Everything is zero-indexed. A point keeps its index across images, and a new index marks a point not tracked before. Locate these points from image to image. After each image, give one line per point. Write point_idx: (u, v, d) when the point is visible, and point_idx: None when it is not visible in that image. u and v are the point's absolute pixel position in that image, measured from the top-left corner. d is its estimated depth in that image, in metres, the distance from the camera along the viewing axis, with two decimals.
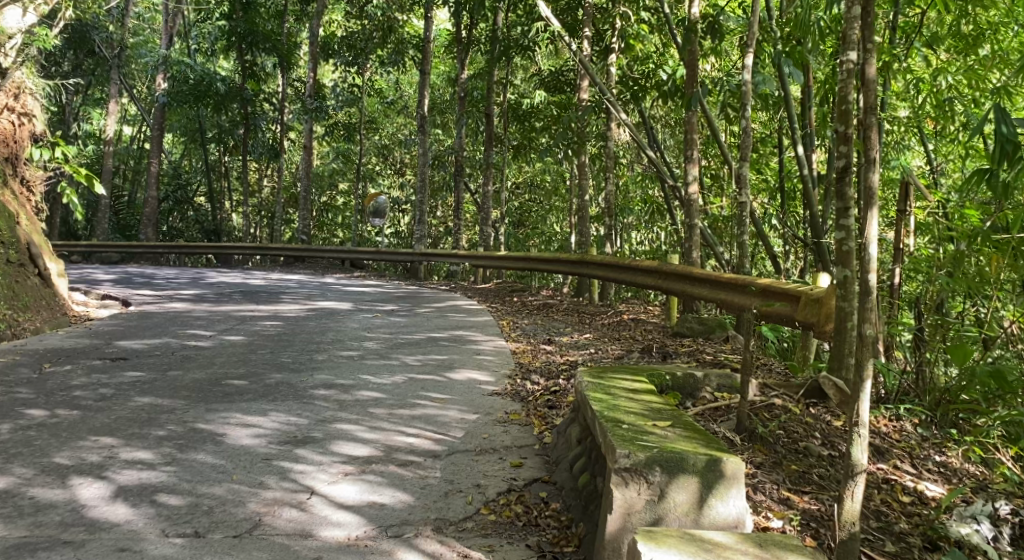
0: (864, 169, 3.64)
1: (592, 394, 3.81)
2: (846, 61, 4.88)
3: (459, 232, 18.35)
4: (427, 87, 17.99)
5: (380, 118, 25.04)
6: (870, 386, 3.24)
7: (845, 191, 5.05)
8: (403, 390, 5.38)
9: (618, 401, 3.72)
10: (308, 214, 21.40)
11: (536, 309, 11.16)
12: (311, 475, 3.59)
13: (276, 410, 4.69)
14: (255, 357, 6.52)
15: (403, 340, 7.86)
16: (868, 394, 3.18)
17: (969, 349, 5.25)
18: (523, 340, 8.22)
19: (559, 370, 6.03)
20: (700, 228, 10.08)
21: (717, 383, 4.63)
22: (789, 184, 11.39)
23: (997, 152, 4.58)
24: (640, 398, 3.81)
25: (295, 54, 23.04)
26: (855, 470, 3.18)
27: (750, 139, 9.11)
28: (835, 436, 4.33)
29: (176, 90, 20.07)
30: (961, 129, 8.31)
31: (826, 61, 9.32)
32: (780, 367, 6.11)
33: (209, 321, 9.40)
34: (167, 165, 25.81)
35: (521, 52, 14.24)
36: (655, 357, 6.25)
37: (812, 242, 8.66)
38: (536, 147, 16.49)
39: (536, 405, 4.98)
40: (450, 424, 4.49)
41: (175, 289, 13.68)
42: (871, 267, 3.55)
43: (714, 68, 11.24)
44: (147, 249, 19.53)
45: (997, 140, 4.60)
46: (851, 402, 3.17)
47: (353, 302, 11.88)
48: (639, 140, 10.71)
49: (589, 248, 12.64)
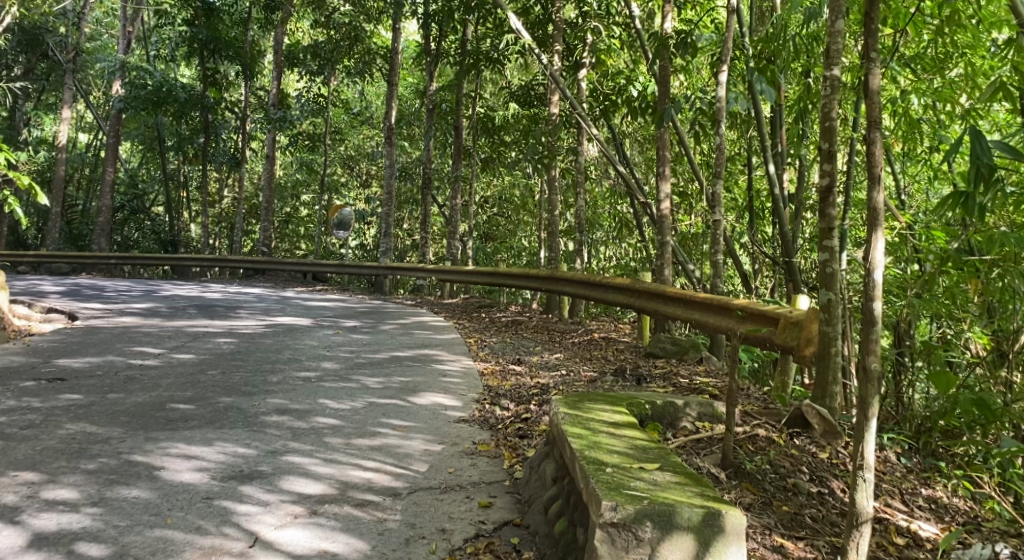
0: (867, 189, 3.42)
1: (568, 428, 3.52)
2: (830, 78, 5.11)
3: (426, 246, 17.98)
4: (395, 98, 17.64)
5: (346, 129, 24.59)
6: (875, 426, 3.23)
7: (827, 211, 4.86)
8: (362, 417, 5.01)
9: (599, 436, 3.44)
10: (269, 226, 20.88)
11: (504, 326, 10.86)
12: (255, 517, 3.23)
13: (223, 440, 4.31)
14: (205, 378, 6.11)
15: (365, 359, 7.49)
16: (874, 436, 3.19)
17: (954, 375, 4.74)
18: (491, 359, 7.90)
19: (530, 395, 5.72)
20: (671, 246, 9.87)
21: (698, 410, 4.33)
22: (758, 203, 11.26)
23: (973, 174, 4.27)
24: (623, 433, 3.52)
25: (259, 62, 22.54)
26: (859, 520, 3.21)
27: (723, 157, 8.89)
28: (823, 471, 4.07)
29: (133, 96, 19.42)
30: (930, 150, 8.22)
31: (797, 80, 9.17)
32: (757, 392, 5.82)
33: (159, 337, 8.92)
34: (123, 173, 25.08)
35: (489, 65, 13.94)
36: (629, 380, 5.97)
37: (783, 261, 8.48)
38: (505, 161, 16.24)
39: (506, 434, 4.66)
40: (411, 457, 4.14)
41: (126, 301, 13.13)
42: (876, 294, 3.34)
43: (685, 86, 11.09)
44: (99, 260, 18.85)
45: (974, 162, 4.29)
46: (857, 449, 3.18)
47: (313, 318, 11.46)
48: (609, 155, 10.48)
49: (558, 264, 12.37)
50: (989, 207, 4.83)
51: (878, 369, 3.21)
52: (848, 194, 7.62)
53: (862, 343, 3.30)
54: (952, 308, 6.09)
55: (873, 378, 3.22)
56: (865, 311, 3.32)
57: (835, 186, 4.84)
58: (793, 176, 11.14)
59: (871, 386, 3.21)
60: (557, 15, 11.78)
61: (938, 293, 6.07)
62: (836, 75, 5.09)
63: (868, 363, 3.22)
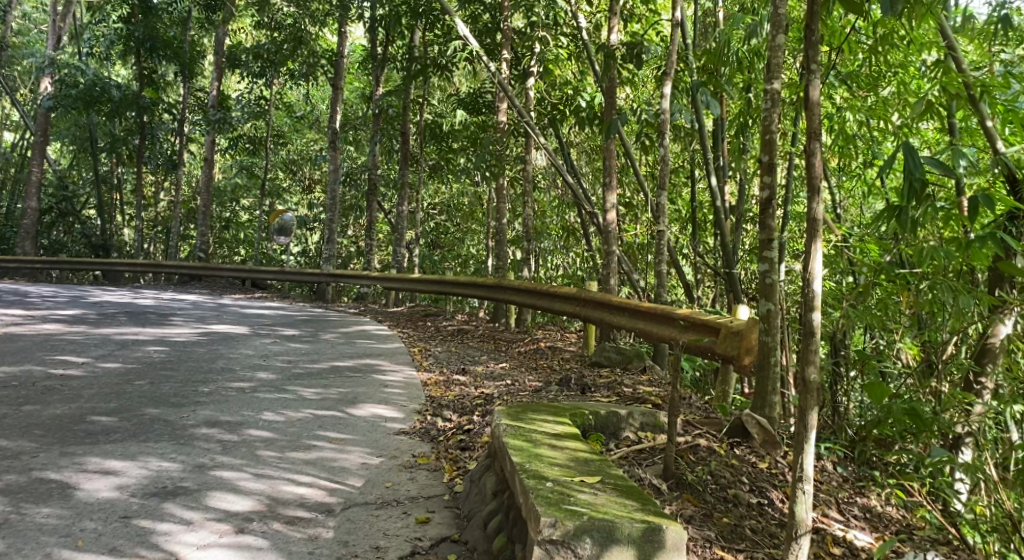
0: (807, 198, 3.43)
1: (509, 441, 3.45)
2: (772, 90, 5.15)
3: (370, 253, 17.74)
4: (339, 103, 17.41)
5: (290, 133, 24.09)
6: (813, 438, 3.24)
7: (769, 222, 4.94)
8: (297, 429, 4.88)
9: (541, 448, 3.38)
10: (207, 230, 20.35)
11: (450, 335, 10.74)
12: (175, 537, 3.07)
13: (146, 455, 4.15)
14: (130, 391, 5.90)
15: (303, 370, 7.32)
16: (812, 448, 3.20)
17: (887, 386, 4.83)
18: (434, 368, 7.79)
19: (472, 405, 5.64)
20: (616, 255, 9.89)
21: (640, 420, 4.30)
22: (700, 214, 11.40)
23: (906, 190, 4.35)
24: (565, 445, 3.46)
25: (198, 63, 21.96)
26: (798, 533, 3.22)
27: (668, 168, 8.93)
28: (763, 481, 4.08)
29: (63, 94, 18.74)
30: (865, 164, 8.41)
31: (737, 94, 9.29)
32: (699, 401, 5.83)
33: (84, 346, 8.62)
34: (52, 174, 24.28)
35: (436, 71, 13.82)
36: (573, 389, 5.95)
37: (724, 271, 8.57)
38: (453, 168, 16.06)
39: (447, 446, 4.56)
40: (348, 471, 4.02)
41: (51, 308, 12.69)
42: (815, 304, 3.36)
43: (631, 97, 11.17)
44: (25, 265, 18.16)
45: (908, 177, 4.38)
46: (796, 460, 3.20)
47: (251, 326, 11.18)
48: (557, 164, 10.50)
49: (504, 272, 12.31)
50: (921, 221, 4.98)
51: (817, 379, 3.21)
52: (786, 206, 7.75)
53: (802, 351, 3.29)
54: (885, 319, 6.24)
55: (813, 388, 3.21)
56: (805, 321, 3.31)
57: (776, 198, 4.92)
58: (735, 190, 11.29)
59: (810, 397, 3.21)
60: (505, 24, 11.75)
61: (871, 304, 6.21)
62: (776, 89, 5.15)
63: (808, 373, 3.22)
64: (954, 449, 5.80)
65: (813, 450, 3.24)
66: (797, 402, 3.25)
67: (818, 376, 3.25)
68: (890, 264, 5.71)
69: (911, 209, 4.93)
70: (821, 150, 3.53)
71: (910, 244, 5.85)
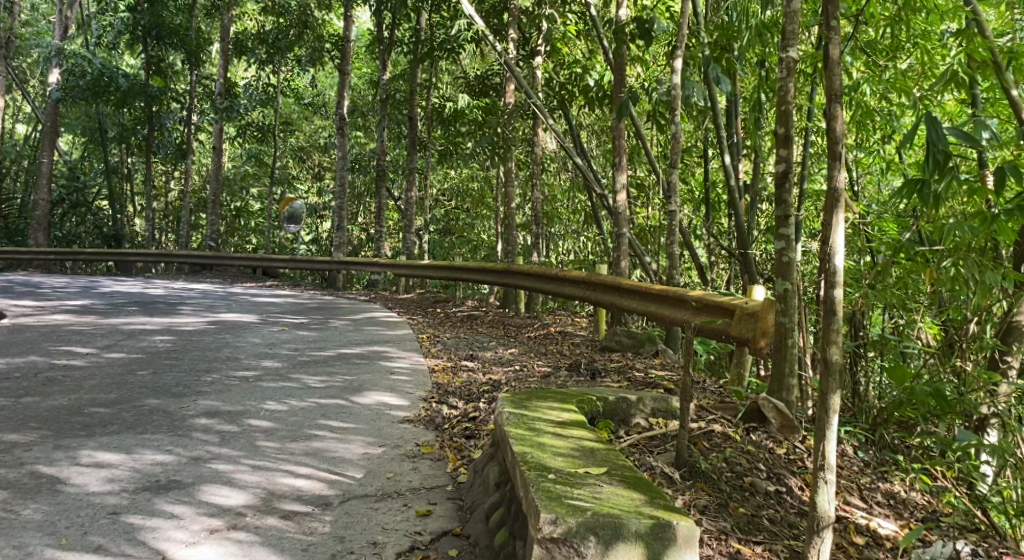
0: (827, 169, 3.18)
1: (511, 429, 3.29)
2: (787, 59, 4.91)
3: (381, 241, 17.58)
4: (346, 89, 17.21)
5: (298, 120, 23.94)
6: (837, 423, 3.05)
7: (785, 197, 4.74)
8: (299, 419, 4.75)
9: (545, 438, 3.21)
10: (217, 219, 20.29)
11: (459, 321, 10.60)
12: (163, 534, 2.93)
13: (143, 447, 4.03)
14: (132, 381, 5.80)
15: (308, 357, 7.20)
16: (835, 432, 3.02)
17: (909, 367, 4.66)
18: (443, 354, 7.66)
19: (480, 392, 5.50)
20: (628, 238, 9.68)
21: (652, 406, 4.14)
22: (713, 195, 11.16)
23: (928, 163, 4.09)
24: (570, 434, 3.29)
25: (206, 50, 21.77)
26: (820, 526, 3.04)
27: (679, 148, 8.67)
28: (780, 469, 3.93)
29: (71, 85, 18.67)
30: (882, 140, 8.14)
31: (750, 70, 9.06)
32: (713, 385, 5.66)
33: (90, 336, 8.56)
34: (64, 165, 24.27)
35: (443, 53, 13.59)
36: (584, 375, 5.80)
37: (739, 253, 8.34)
38: (462, 152, 15.86)
39: (452, 435, 4.40)
40: (348, 462, 3.89)
41: (61, 299, 12.68)
42: (838, 281, 3.13)
43: (642, 76, 10.93)
44: (38, 256, 18.21)
45: (930, 149, 4.13)
46: (818, 447, 3.01)
47: (260, 315, 11.09)
48: (566, 147, 10.27)
49: (515, 257, 12.13)
50: (944, 195, 4.75)
51: (840, 360, 3.03)
52: (802, 184, 7.51)
53: (823, 331, 3.10)
54: (905, 299, 6.04)
55: (835, 369, 3.02)
56: (826, 298, 3.12)
57: (792, 171, 4.73)
58: (748, 169, 11.05)
59: (832, 380, 3.02)
60: (512, 3, 11.50)
61: (890, 283, 6.01)
62: (792, 57, 4.88)
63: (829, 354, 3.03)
64: (979, 430, 5.61)
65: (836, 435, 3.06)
66: (818, 385, 3.07)
67: (841, 356, 3.06)
68: (910, 242, 5.48)
69: (933, 182, 4.68)
70: (841, 115, 3.26)
71: (930, 221, 5.63)
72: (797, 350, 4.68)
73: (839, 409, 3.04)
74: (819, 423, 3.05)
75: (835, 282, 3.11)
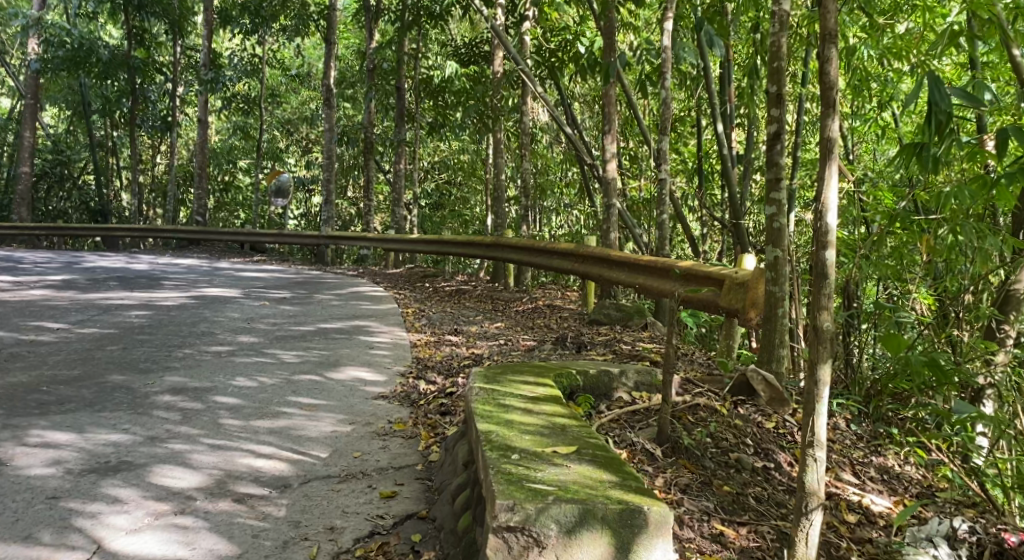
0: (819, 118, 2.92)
1: (479, 406, 3.10)
2: (780, 15, 4.66)
3: (370, 214, 17.29)
4: (333, 60, 16.84)
5: (285, 93, 23.55)
6: (827, 393, 2.85)
7: (776, 160, 4.52)
8: (269, 395, 4.55)
9: (514, 415, 3.02)
10: (203, 194, 19.98)
11: (447, 295, 10.40)
12: (103, 520, 2.74)
13: (98, 426, 3.83)
14: (99, 356, 5.61)
15: (286, 332, 6.99)
16: (826, 402, 2.82)
17: (905, 337, 4.47)
18: (427, 329, 7.46)
19: (459, 367, 5.30)
20: (618, 209, 9.44)
21: (635, 380, 3.96)
22: (706, 164, 10.92)
23: (929, 124, 3.87)
24: (541, 410, 3.09)
25: (189, 20, 21.29)
26: (809, 506, 2.84)
27: (670, 115, 8.37)
28: (769, 443, 3.75)
29: (50, 56, 18.27)
30: (880, 107, 7.90)
31: (743, 33, 8.77)
32: (702, 359, 5.49)
33: (66, 311, 8.35)
34: (47, 139, 23.90)
35: (429, 20, 13.22)
36: (569, 349, 5.61)
37: (731, 223, 8.10)
38: (450, 123, 15.56)
39: (427, 411, 4.20)
40: (314, 441, 3.69)
41: (41, 273, 12.46)
42: (828, 242, 2.93)
43: (634, 42, 10.64)
44: (21, 232, 17.95)
45: (930, 108, 3.90)
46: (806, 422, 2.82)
47: (243, 289, 10.88)
48: (555, 116, 9.98)
49: (504, 230, 11.89)
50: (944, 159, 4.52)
51: (831, 328, 2.81)
52: (797, 152, 7.29)
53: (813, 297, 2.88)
54: (901, 268, 5.84)
55: (825, 337, 2.81)
56: (817, 261, 2.91)
57: (784, 133, 4.51)
58: (742, 138, 10.77)
59: (823, 348, 2.81)
60: None
61: (886, 253, 5.82)
62: (784, 11, 4.69)
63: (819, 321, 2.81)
64: (976, 401, 5.43)
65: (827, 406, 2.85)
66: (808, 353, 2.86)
67: (833, 324, 2.85)
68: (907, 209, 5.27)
69: (933, 145, 4.45)
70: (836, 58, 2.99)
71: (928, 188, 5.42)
72: (789, 321, 4.48)
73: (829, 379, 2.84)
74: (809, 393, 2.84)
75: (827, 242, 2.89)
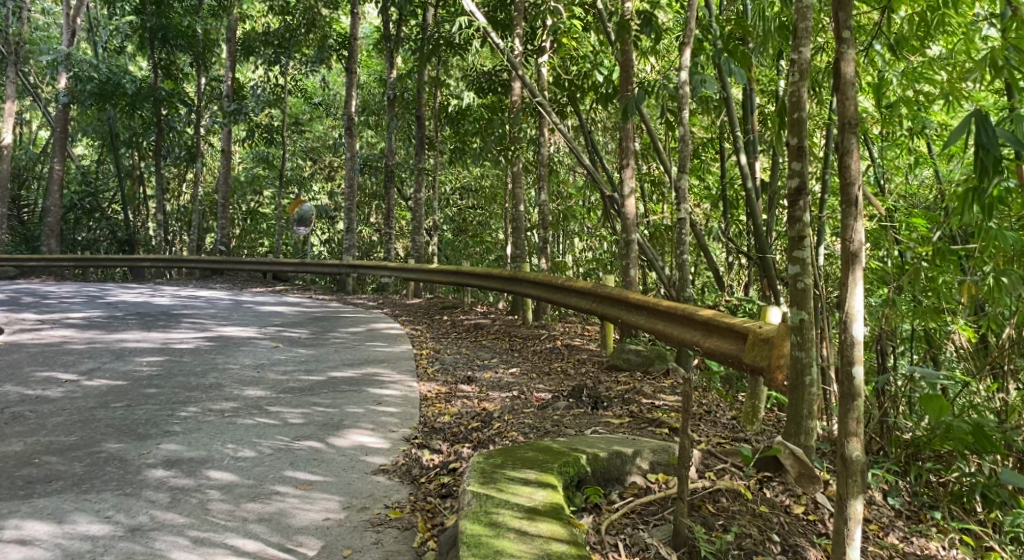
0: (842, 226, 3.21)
1: (470, 532, 2.90)
2: (800, 62, 4.36)
3: (392, 242, 17.11)
4: (354, 88, 16.70)
5: (308, 121, 23.59)
6: (859, 530, 3.08)
7: (799, 216, 4.17)
8: (266, 468, 4.33)
9: (509, 545, 2.82)
10: (227, 223, 19.98)
11: (464, 332, 10.16)
12: None
13: (79, 514, 3.65)
14: (98, 418, 5.43)
15: (295, 383, 6.77)
16: (857, 539, 3.06)
17: (946, 400, 4.15)
18: (440, 376, 7.21)
19: (467, 432, 5.03)
20: (638, 243, 9.11)
21: (650, 460, 3.73)
22: (732, 191, 10.50)
23: (981, 162, 3.50)
24: (536, 531, 2.91)
25: (213, 51, 21.44)
26: None
27: (690, 147, 7.98)
28: (797, 537, 3.45)
29: (79, 90, 18.48)
30: (912, 135, 7.61)
31: (767, 60, 8.38)
32: (727, 419, 5.15)
33: (79, 356, 8.24)
34: (77, 169, 24.18)
35: (448, 50, 12.99)
36: (585, 405, 5.33)
37: (757, 257, 7.63)
38: (470, 152, 15.38)
39: (427, 492, 3.94)
40: (304, 533, 3.47)
41: (64, 310, 12.44)
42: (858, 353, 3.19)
43: (654, 68, 10.32)
44: (48, 263, 18.10)
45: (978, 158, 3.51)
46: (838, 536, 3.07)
47: (259, 327, 10.73)
48: (573, 148, 9.67)
49: (523, 261, 11.59)
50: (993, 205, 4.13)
51: (860, 460, 3.05)
52: (822, 183, 6.86)
53: (840, 423, 3.12)
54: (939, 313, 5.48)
55: (855, 470, 3.04)
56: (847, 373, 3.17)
57: (807, 188, 4.14)
58: (767, 164, 10.40)
59: (853, 483, 3.04)
60: None
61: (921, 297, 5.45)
62: (805, 58, 4.36)
63: (848, 452, 3.06)
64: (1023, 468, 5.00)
65: (858, 543, 3.08)
66: (838, 486, 3.08)
67: (861, 455, 3.08)
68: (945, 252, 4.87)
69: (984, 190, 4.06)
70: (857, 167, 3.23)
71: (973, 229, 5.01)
72: (819, 390, 4.10)
73: (861, 517, 3.06)
74: (841, 532, 3.07)
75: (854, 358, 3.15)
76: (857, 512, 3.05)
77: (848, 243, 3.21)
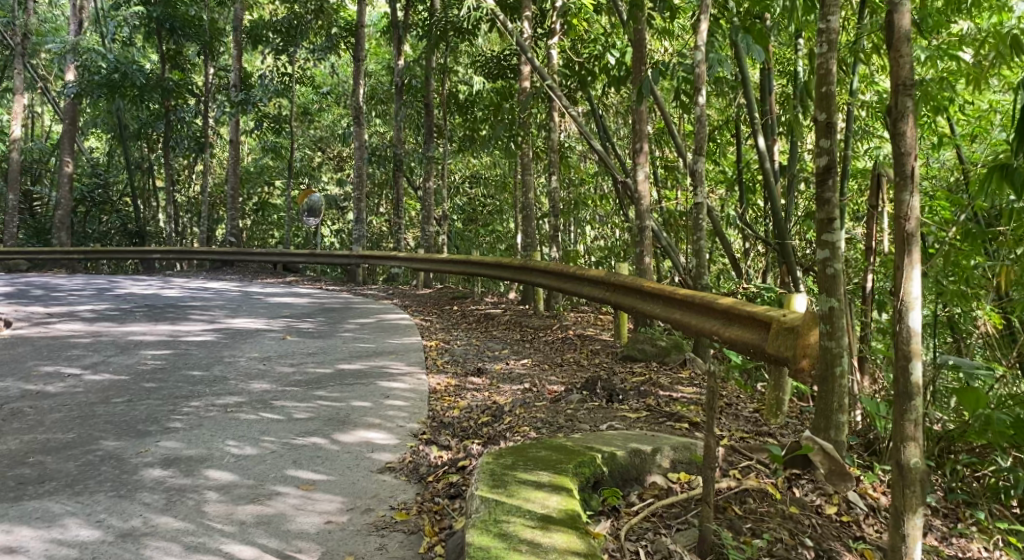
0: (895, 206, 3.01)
1: (478, 544, 2.70)
2: (828, 32, 4.12)
3: (402, 231, 16.88)
4: (362, 75, 16.43)
5: (316, 110, 23.38)
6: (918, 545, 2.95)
7: (828, 196, 3.90)
8: (267, 466, 4.14)
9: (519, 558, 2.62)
10: (236, 214, 19.79)
11: (475, 323, 9.94)
12: None
13: (69, 518, 3.47)
14: (98, 414, 5.26)
15: (301, 376, 6.57)
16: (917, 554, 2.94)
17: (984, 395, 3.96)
18: (449, 368, 7.00)
19: (477, 427, 4.82)
20: (653, 229, 8.84)
21: (670, 458, 3.52)
22: (748, 175, 10.19)
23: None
24: (551, 543, 2.70)
25: (220, 40, 21.22)
26: None
27: (705, 128, 7.67)
28: (831, 541, 3.24)
29: (87, 80, 18.32)
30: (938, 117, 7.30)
31: (785, 37, 8.06)
32: (749, 412, 4.92)
33: (83, 350, 8.07)
34: (86, 162, 24.07)
35: (455, 35, 12.69)
36: (600, 398, 5.10)
37: (775, 243, 7.34)
38: (479, 139, 15.10)
39: (434, 492, 3.74)
40: (304, 538, 3.28)
41: (73, 303, 12.30)
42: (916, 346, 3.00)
43: (667, 48, 10.01)
44: (58, 256, 17.99)
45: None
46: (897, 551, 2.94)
47: (267, 319, 10.54)
48: (584, 132, 9.38)
49: (534, 249, 11.33)
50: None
51: (919, 467, 2.92)
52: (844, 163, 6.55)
53: (896, 426, 2.98)
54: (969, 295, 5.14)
55: (913, 479, 2.92)
56: (904, 372, 2.99)
57: (837, 166, 3.88)
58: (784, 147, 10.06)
59: (912, 494, 2.91)
60: None
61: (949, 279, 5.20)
62: (834, 28, 4.12)
63: (906, 459, 2.93)
64: None
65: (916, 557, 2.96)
66: (895, 496, 2.96)
67: (920, 462, 2.95)
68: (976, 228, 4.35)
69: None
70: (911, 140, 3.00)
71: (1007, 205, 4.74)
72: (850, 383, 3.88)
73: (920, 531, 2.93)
74: (898, 546, 2.93)
75: (912, 354, 2.98)
76: (916, 526, 2.93)
77: (902, 222, 3.03)
